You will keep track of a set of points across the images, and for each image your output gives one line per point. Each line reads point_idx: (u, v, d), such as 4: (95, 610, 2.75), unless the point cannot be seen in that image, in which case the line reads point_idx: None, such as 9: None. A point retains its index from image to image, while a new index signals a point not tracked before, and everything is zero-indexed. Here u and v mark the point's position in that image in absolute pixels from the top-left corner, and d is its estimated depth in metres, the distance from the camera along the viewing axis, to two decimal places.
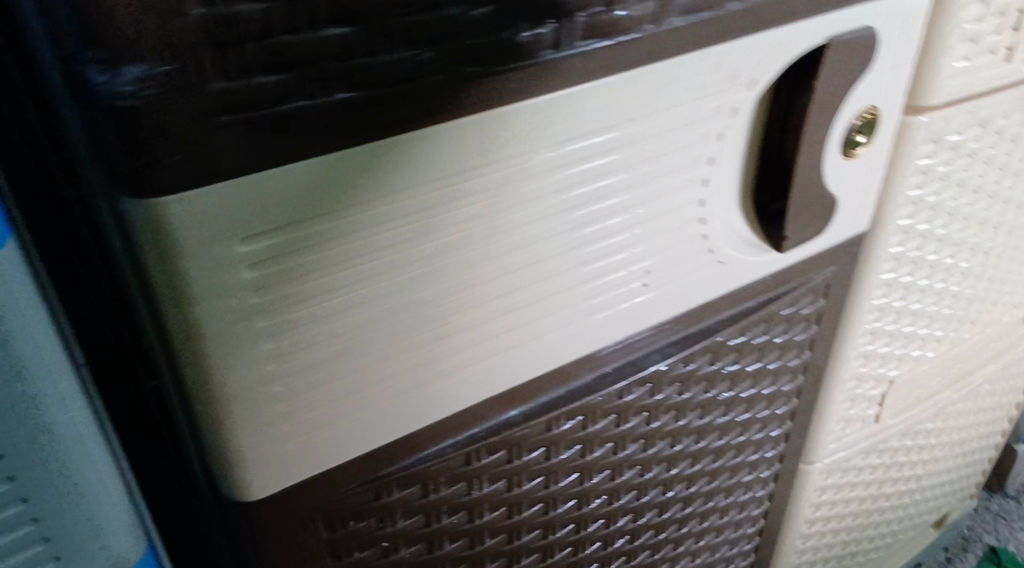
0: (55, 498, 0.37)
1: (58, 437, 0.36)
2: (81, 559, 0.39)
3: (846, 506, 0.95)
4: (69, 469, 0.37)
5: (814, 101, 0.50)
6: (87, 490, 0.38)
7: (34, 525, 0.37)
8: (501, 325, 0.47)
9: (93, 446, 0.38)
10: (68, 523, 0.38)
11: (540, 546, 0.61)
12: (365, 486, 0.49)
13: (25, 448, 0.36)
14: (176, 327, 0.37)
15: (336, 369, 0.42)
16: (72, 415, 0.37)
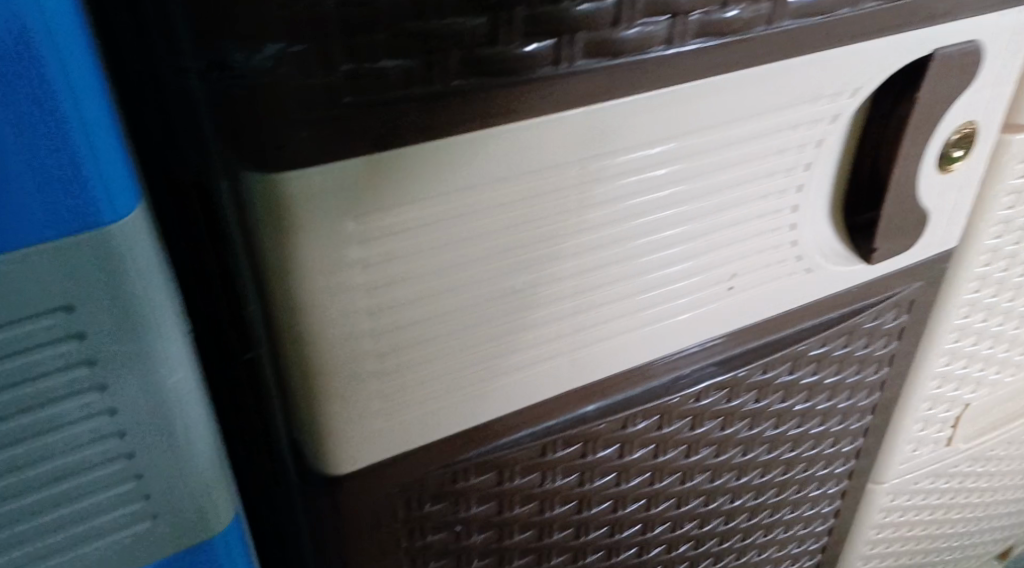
0: (159, 459, 0.38)
1: (168, 399, 0.37)
2: (176, 520, 0.40)
3: (912, 529, 0.93)
4: (175, 431, 0.38)
5: (913, 113, 0.50)
6: (189, 453, 0.39)
7: (136, 482, 0.38)
8: (587, 320, 0.47)
9: (200, 410, 0.38)
10: (168, 484, 0.39)
11: (605, 545, 0.61)
12: (444, 469, 0.50)
13: (136, 408, 0.36)
14: (283, 300, 0.39)
15: (428, 351, 0.43)
16: (183, 379, 0.37)
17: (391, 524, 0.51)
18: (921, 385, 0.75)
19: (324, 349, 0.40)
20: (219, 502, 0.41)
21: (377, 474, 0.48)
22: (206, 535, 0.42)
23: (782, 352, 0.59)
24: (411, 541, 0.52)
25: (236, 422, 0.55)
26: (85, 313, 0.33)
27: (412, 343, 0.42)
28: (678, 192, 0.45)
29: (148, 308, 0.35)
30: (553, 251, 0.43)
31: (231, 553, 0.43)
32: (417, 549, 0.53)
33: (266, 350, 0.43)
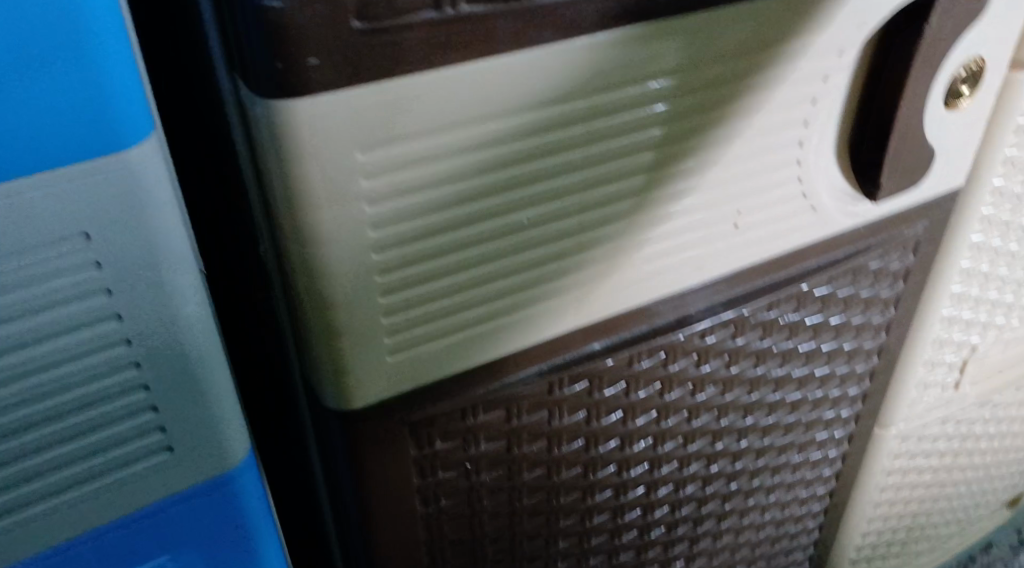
0: (174, 391, 0.39)
1: (183, 331, 0.38)
2: (192, 452, 0.41)
3: (919, 475, 0.94)
4: (190, 363, 0.39)
5: (921, 47, 0.50)
6: (204, 386, 0.40)
7: (153, 414, 0.39)
8: (591, 256, 0.48)
9: (214, 344, 0.39)
10: (183, 416, 0.40)
11: (614, 484, 0.62)
12: (455, 406, 0.51)
13: (152, 338, 0.37)
14: (293, 233, 0.39)
15: (436, 285, 0.44)
16: (197, 311, 0.38)
17: (403, 461, 0.52)
18: (928, 330, 0.75)
19: (336, 284, 0.41)
20: (234, 435, 0.42)
21: (389, 412, 0.49)
22: (223, 469, 0.43)
23: (787, 291, 0.60)
24: (423, 478, 0.53)
25: (252, 366, 0.56)
26: (102, 241, 0.34)
27: (421, 279, 0.43)
28: (680, 127, 0.46)
29: (162, 240, 0.35)
30: (558, 187, 0.44)
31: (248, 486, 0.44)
32: (429, 487, 0.54)
33: (278, 288, 0.44)
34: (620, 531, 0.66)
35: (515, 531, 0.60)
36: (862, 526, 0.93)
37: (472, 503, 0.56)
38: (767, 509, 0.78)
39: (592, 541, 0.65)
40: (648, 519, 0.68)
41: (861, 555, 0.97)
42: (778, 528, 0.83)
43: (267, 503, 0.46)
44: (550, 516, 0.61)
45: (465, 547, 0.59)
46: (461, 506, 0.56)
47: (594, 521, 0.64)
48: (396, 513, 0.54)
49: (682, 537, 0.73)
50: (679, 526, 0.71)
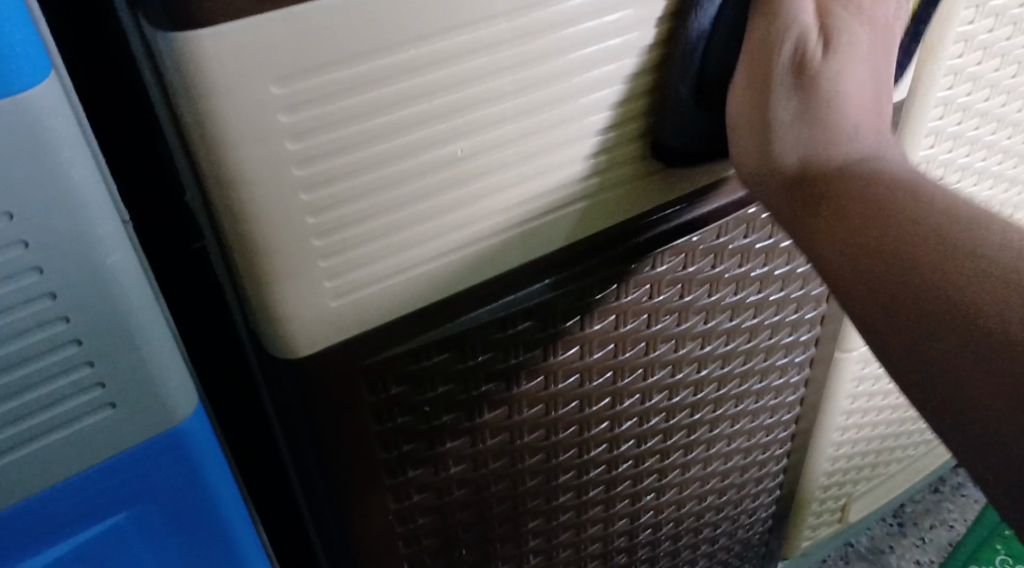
0: (110, 344, 0.39)
1: (111, 281, 0.37)
2: (136, 407, 0.41)
3: (884, 398, 0.95)
4: (122, 314, 0.38)
5: None
6: (140, 337, 0.39)
7: (91, 369, 0.39)
8: (531, 188, 0.48)
9: (146, 295, 0.39)
10: (122, 369, 0.39)
11: (577, 420, 0.62)
12: (407, 350, 0.50)
13: (79, 290, 0.37)
14: (215, 174, 0.39)
15: (373, 227, 0.43)
16: (124, 260, 0.38)
17: (359, 408, 0.51)
18: None
19: (266, 226, 0.40)
20: (179, 389, 0.42)
21: (340, 360, 0.48)
22: (171, 424, 0.42)
23: (733, 216, 0.60)
24: (382, 425, 0.53)
25: (203, 325, 0.55)
26: (11, 188, 0.34)
27: (356, 220, 0.43)
28: (607, 48, 0.46)
29: (75, 187, 0.35)
30: (486, 115, 0.44)
31: (199, 441, 0.44)
32: (388, 434, 0.54)
33: (212, 236, 0.44)
34: (587, 467, 0.67)
35: (481, 474, 0.60)
36: (829, 450, 0.94)
37: (434, 448, 0.56)
38: (734, 439, 0.79)
39: (560, 479, 0.66)
40: (615, 453, 0.68)
41: (832, 481, 0.99)
42: (747, 458, 0.84)
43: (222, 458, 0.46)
44: (514, 456, 0.61)
45: (432, 494, 0.59)
46: (424, 451, 0.56)
47: (559, 458, 0.64)
48: (358, 462, 0.54)
49: (651, 472, 0.73)
50: (647, 460, 0.72)
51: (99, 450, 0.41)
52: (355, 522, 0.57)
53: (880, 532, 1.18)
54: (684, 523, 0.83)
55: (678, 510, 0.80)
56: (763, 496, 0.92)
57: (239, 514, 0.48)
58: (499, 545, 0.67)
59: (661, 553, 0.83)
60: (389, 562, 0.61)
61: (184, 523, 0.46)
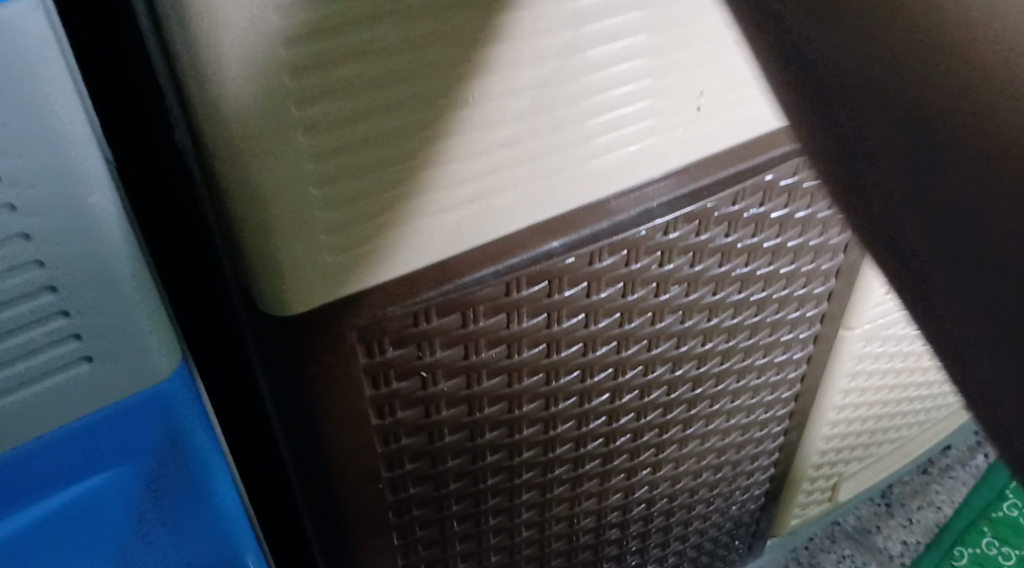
0: (87, 296, 0.37)
1: (90, 229, 0.36)
2: (113, 362, 0.39)
3: (884, 378, 0.93)
4: (100, 265, 0.37)
5: None
6: (118, 289, 0.38)
7: (66, 320, 0.37)
8: (549, 143, 0.45)
9: (128, 245, 0.37)
10: (99, 323, 0.38)
11: (577, 391, 0.60)
12: (406, 310, 0.48)
13: (55, 236, 0.35)
14: (206, 112, 0.36)
15: (377, 176, 0.40)
16: (105, 209, 0.36)
17: (354, 369, 0.49)
18: None
19: (263, 171, 0.38)
20: (161, 339, 0.40)
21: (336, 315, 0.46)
22: (153, 373, 0.41)
23: (752, 182, 0.57)
24: (377, 389, 0.50)
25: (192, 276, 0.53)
26: None
27: (360, 170, 0.40)
28: None
29: (54, 125, 0.33)
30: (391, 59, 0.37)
31: (179, 392, 0.43)
32: (384, 398, 0.51)
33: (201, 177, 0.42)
34: (585, 439, 0.64)
35: (475, 443, 0.58)
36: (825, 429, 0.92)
37: (429, 414, 0.54)
38: (733, 415, 0.77)
39: (556, 451, 0.63)
40: (614, 427, 0.65)
41: (827, 460, 0.97)
42: (745, 435, 0.81)
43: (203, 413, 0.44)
44: (511, 425, 0.58)
45: (426, 463, 0.56)
46: (418, 418, 0.53)
47: (557, 430, 0.62)
48: (353, 428, 0.52)
49: (648, 446, 0.71)
50: (645, 434, 0.69)
51: (79, 400, 0.40)
52: (347, 487, 0.55)
53: (868, 513, 1.17)
54: (678, 499, 0.81)
55: (673, 487, 0.78)
56: (757, 474, 0.90)
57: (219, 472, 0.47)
58: (490, 516, 0.64)
59: (653, 529, 0.82)
60: (380, 531, 0.59)
61: (162, 480, 0.45)
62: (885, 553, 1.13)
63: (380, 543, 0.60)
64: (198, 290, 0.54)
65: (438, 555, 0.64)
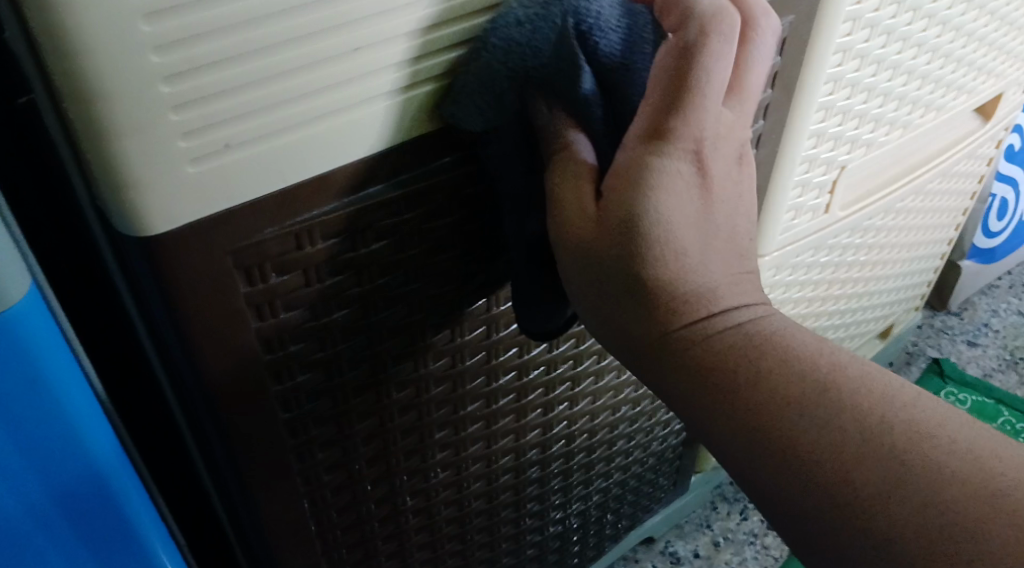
0: None
1: None
2: None
3: (795, 310, 0.92)
4: None
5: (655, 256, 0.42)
6: None
7: None
8: (425, 48, 0.42)
9: None
10: None
11: (484, 320, 0.57)
12: (284, 231, 0.44)
13: None
14: (40, 27, 0.34)
15: (236, 94, 0.38)
16: None
17: (235, 300, 0.45)
18: (798, 147, 0.71)
19: (116, 101, 0.35)
20: (7, 270, 0.38)
21: (210, 237, 0.42)
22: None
23: None
24: (261, 320, 0.47)
25: (56, 243, 0.48)
26: None
27: (218, 88, 0.37)
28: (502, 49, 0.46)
29: None
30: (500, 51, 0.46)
31: (37, 330, 0.40)
32: (272, 330, 0.48)
33: (53, 117, 0.39)
34: (498, 372, 0.62)
35: (379, 380, 0.54)
36: None
37: (323, 348, 0.50)
38: None
39: (467, 385, 0.60)
40: (525, 358, 0.63)
41: None
42: None
43: (57, 339, 0.41)
44: (416, 359, 0.55)
45: (326, 409, 0.53)
46: (314, 352, 0.50)
47: (465, 363, 0.59)
48: (234, 363, 0.48)
49: (563, 380, 0.68)
50: (559, 366, 0.67)
51: None
52: (235, 429, 0.51)
53: None
54: (597, 434, 0.78)
55: (592, 420, 0.75)
56: None
57: (95, 427, 0.44)
58: (402, 457, 0.61)
59: (575, 465, 0.78)
60: (280, 480, 0.55)
61: (24, 435, 0.42)
62: None
63: (279, 491, 0.56)
64: (61, 254, 0.49)
65: (347, 500, 0.60)
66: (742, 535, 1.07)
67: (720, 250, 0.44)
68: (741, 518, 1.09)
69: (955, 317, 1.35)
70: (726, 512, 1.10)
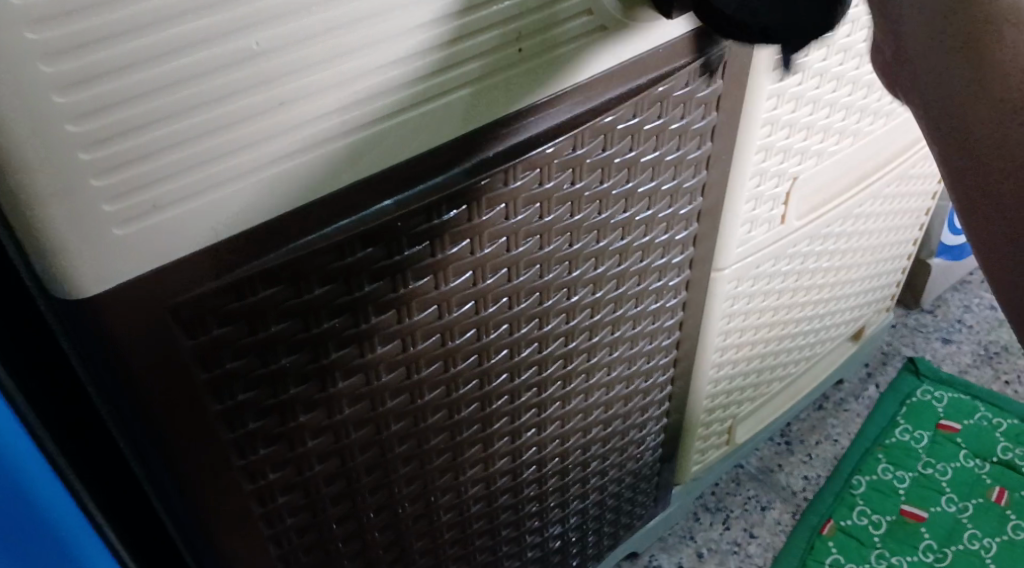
0: None
1: None
2: None
3: (761, 320, 0.92)
4: None
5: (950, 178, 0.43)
6: None
7: None
8: (353, 97, 0.42)
9: None
10: None
11: (440, 354, 0.57)
12: (223, 284, 0.44)
13: None
14: None
15: (160, 158, 0.38)
16: None
17: (178, 353, 0.45)
18: (748, 164, 0.71)
19: (38, 171, 0.36)
20: None
21: (145, 297, 0.42)
22: None
23: (588, 127, 0.54)
24: (207, 372, 0.47)
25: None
26: None
27: (140, 152, 0.37)
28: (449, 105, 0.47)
29: None
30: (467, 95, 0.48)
31: None
32: (219, 380, 0.48)
33: None
34: (459, 404, 0.62)
35: (336, 421, 0.55)
36: (708, 385, 0.91)
37: (276, 394, 0.50)
38: (614, 366, 0.74)
39: (429, 420, 0.60)
40: (488, 389, 0.63)
41: (716, 403, 0.95)
42: (629, 387, 0.78)
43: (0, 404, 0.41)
44: (373, 398, 0.56)
45: (282, 453, 0.53)
46: (265, 399, 0.50)
47: (425, 398, 0.59)
48: (183, 416, 0.48)
49: (530, 406, 0.68)
50: (524, 394, 0.67)
51: None
52: (192, 480, 0.51)
53: (768, 453, 1.18)
54: (570, 457, 0.78)
55: (562, 443, 0.75)
56: (650, 425, 0.87)
57: (62, 498, 0.44)
58: (368, 495, 0.61)
59: (549, 489, 0.78)
60: (243, 525, 0.55)
61: None
62: (788, 489, 1.13)
63: (242, 537, 0.56)
64: None
65: (316, 542, 0.60)
66: (725, 544, 1.07)
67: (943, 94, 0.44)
68: (724, 527, 1.09)
69: (928, 315, 1.36)
70: (708, 522, 1.10)
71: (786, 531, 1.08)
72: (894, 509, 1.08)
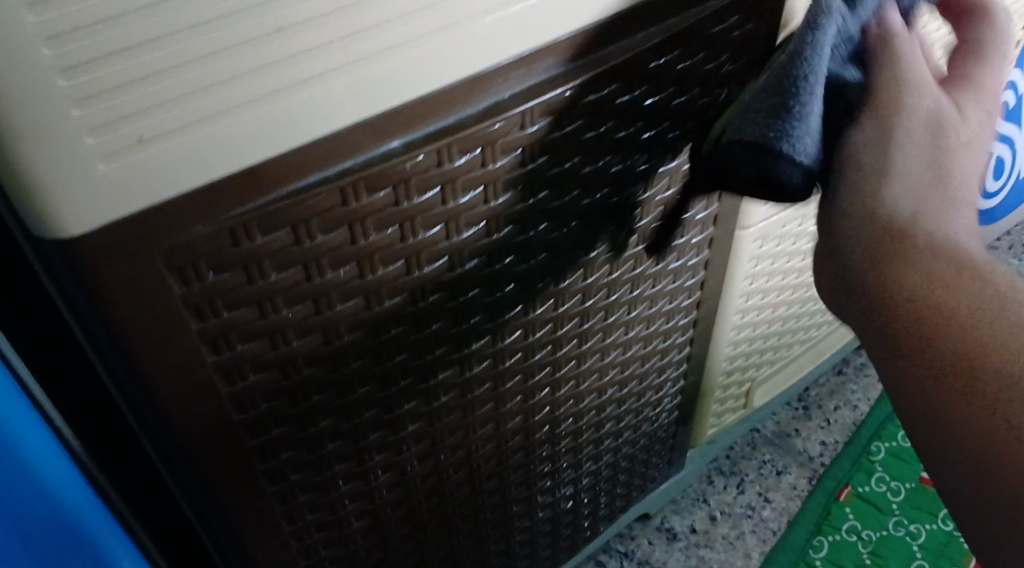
0: None
1: None
2: None
3: (783, 281, 0.89)
4: None
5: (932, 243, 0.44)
6: None
7: None
8: (356, 26, 0.39)
9: None
10: None
11: (450, 310, 0.55)
12: (217, 227, 0.41)
13: None
14: None
15: (146, 87, 0.35)
16: None
17: (171, 301, 0.42)
18: None
19: (11, 96, 0.33)
20: None
21: (135, 238, 0.39)
22: None
23: (606, 70, 0.51)
24: (203, 321, 0.44)
25: None
26: None
27: (124, 80, 0.35)
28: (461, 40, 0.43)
29: None
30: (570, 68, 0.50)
31: None
32: (216, 330, 0.45)
33: None
34: (470, 362, 0.59)
35: (341, 376, 0.52)
36: (727, 346, 0.88)
37: (276, 347, 0.48)
38: (632, 326, 0.71)
39: (439, 377, 0.58)
40: (500, 346, 0.60)
41: (734, 366, 0.92)
42: (646, 347, 0.76)
43: None
44: (379, 354, 0.53)
45: (284, 408, 0.51)
46: (264, 352, 0.48)
47: (434, 354, 0.56)
48: (177, 367, 0.45)
49: (543, 364, 0.65)
50: (537, 352, 0.64)
51: None
52: (188, 435, 0.49)
53: (786, 417, 1.15)
54: (583, 417, 0.75)
55: (576, 403, 0.73)
56: (667, 385, 0.84)
57: (60, 460, 0.41)
58: (374, 453, 0.59)
59: (560, 449, 0.76)
60: (243, 482, 0.53)
61: None
62: (805, 454, 1.11)
63: (244, 494, 0.54)
64: None
65: (319, 499, 0.58)
66: (739, 508, 1.05)
67: (921, 179, 0.44)
68: (739, 491, 1.07)
69: None
70: (723, 485, 1.08)
71: (801, 496, 1.06)
72: (913, 477, 1.06)
